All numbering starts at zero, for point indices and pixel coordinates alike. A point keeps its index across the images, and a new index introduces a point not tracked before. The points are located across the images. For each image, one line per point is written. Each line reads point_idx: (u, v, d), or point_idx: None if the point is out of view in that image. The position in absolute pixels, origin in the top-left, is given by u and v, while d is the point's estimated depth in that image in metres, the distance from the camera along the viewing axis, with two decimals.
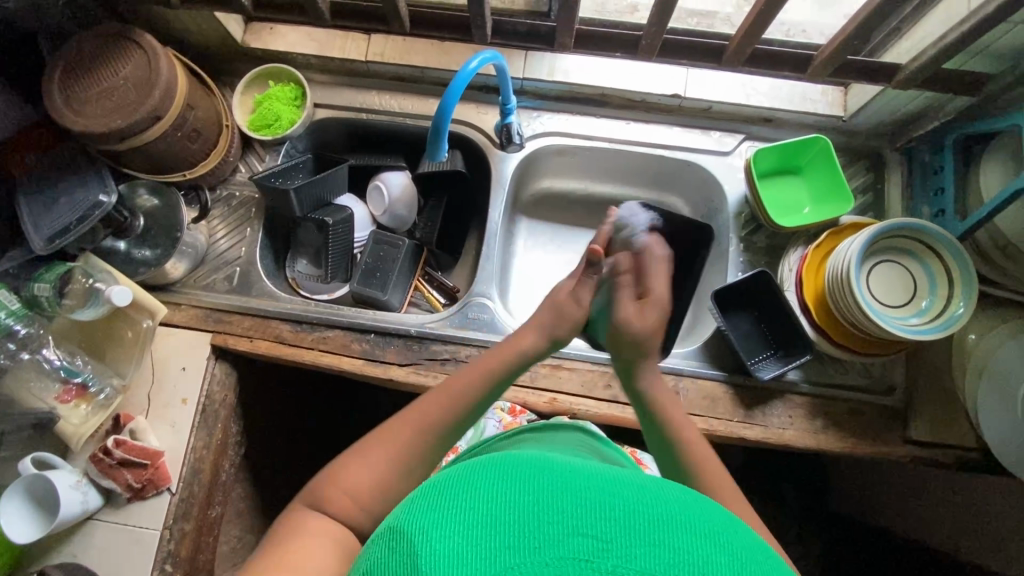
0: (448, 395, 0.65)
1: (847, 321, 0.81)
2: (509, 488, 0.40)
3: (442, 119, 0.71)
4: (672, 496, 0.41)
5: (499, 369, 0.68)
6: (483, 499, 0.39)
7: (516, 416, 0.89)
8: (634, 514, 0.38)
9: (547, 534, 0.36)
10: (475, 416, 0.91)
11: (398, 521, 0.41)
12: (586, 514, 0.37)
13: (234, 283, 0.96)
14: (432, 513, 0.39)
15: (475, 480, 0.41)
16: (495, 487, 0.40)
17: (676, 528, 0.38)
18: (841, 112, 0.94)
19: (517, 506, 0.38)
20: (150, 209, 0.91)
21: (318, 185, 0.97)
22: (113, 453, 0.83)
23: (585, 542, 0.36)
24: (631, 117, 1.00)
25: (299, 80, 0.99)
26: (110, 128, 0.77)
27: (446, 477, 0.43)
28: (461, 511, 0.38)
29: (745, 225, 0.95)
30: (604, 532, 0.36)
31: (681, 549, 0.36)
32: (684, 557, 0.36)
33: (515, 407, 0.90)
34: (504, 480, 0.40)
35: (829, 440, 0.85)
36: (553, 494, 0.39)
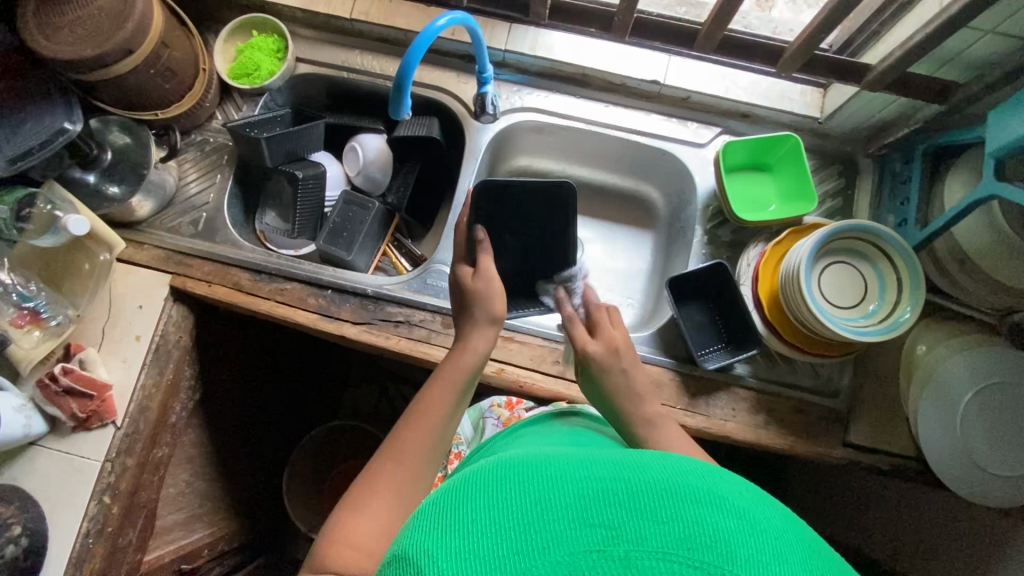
0: (423, 419, 0.67)
1: (797, 320, 0.81)
2: (510, 494, 0.40)
3: (405, 77, 0.70)
4: (672, 470, 0.41)
5: (458, 378, 0.71)
6: (490, 510, 0.39)
7: (511, 411, 0.91)
8: (638, 497, 0.38)
9: (555, 532, 0.37)
10: (472, 415, 0.92)
11: (407, 546, 0.41)
12: (591, 505, 0.38)
13: (199, 228, 0.97)
14: (437, 532, 0.39)
15: (476, 491, 0.41)
16: (496, 493, 0.40)
17: (682, 503, 0.38)
18: (818, 114, 0.94)
19: (519, 512, 0.38)
20: (121, 146, 0.92)
21: (291, 139, 0.98)
22: (60, 379, 0.84)
23: (595, 532, 0.36)
24: (610, 101, 1.00)
25: (282, 32, 0.99)
26: (79, 56, 0.77)
27: (448, 494, 0.43)
28: (468, 526, 0.39)
29: (711, 218, 0.96)
30: (611, 520, 0.37)
31: (690, 522, 0.37)
32: (698, 528, 0.36)
33: (511, 400, 0.93)
34: (505, 485, 0.41)
35: (769, 436, 0.86)
36: (555, 490, 0.39)
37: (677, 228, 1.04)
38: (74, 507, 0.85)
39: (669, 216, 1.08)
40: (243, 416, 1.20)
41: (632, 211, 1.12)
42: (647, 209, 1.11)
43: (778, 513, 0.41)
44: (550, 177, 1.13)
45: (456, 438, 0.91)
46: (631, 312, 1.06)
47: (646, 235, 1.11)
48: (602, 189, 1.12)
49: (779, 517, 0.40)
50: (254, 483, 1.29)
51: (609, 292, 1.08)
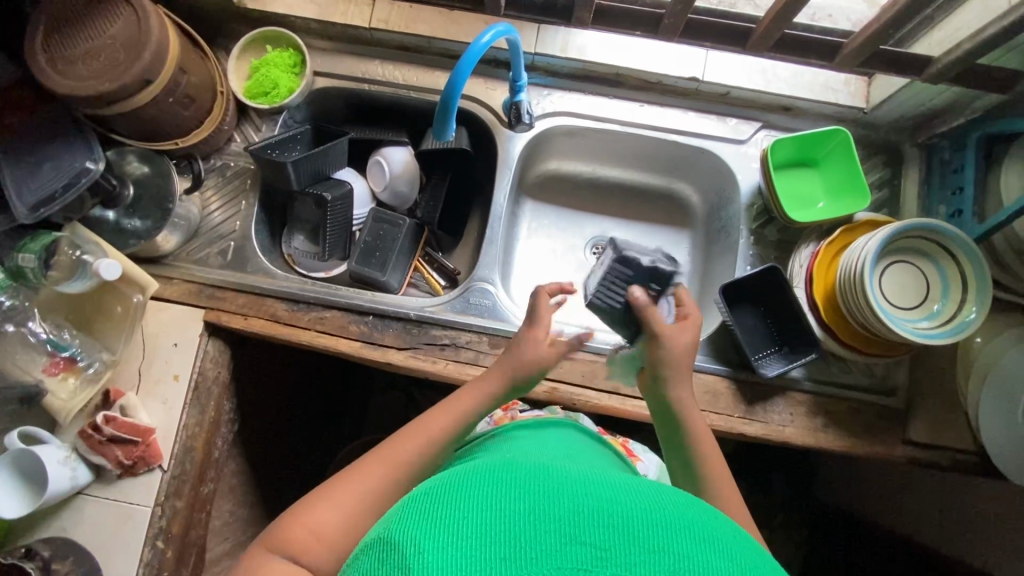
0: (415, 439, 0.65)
1: (856, 320, 0.80)
2: (504, 497, 0.39)
3: (451, 96, 0.67)
4: (669, 502, 0.41)
5: (463, 412, 0.68)
6: (478, 507, 0.39)
7: (507, 410, 0.85)
8: (633, 522, 0.38)
9: (543, 543, 0.36)
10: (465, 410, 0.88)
11: (384, 532, 0.39)
12: (583, 524, 0.38)
13: (228, 258, 0.93)
14: (427, 517, 0.38)
15: (472, 487, 0.41)
16: (488, 494, 0.40)
17: (676, 535, 0.38)
18: (863, 104, 0.91)
19: (512, 515, 0.38)
20: (141, 178, 0.87)
21: (316, 159, 0.94)
22: (104, 429, 0.81)
23: (584, 551, 0.36)
24: (645, 100, 0.96)
25: (299, 46, 0.94)
26: (96, 92, 0.72)
27: (438, 486, 0.42)
28: (454, 519, 0.37)
29: (756, 217, 0.93)
30: (602, 540, 0.37)
31: (679, 555, 0.37)
32: (687, 563, 0.37)
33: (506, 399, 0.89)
34: (500, 488, 0.40)
35: (829, 439, 0.85)
36: (548, 503, 0.39)
37: (717, 227, 1.02)
38: (129, 555, 0.84)
39: (706, 214, 1.05)
40: (279, 440, 1.18)
41: (667, 211, 1.09)
42: (682, 208, 1.08)
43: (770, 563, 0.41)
44: (580, 179, 1.10)
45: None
46: None
47: (682, 234, 1.08)
48: (635, 189, 1.09)
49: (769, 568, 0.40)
50: None
51: None
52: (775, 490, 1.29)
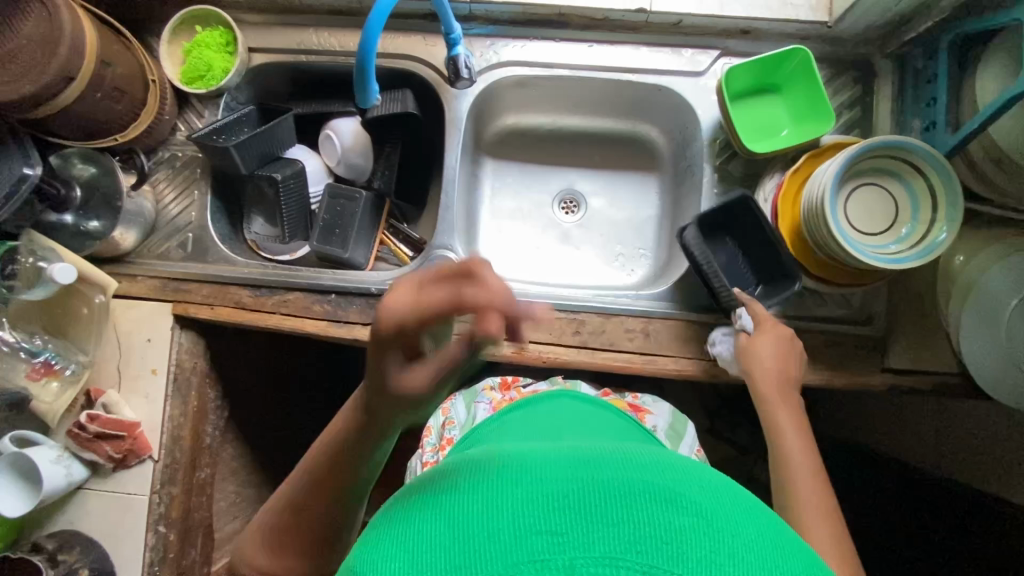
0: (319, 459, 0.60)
1: (823, 252, 0.76)
2: (455, 502, 0.36)
3: (365, 60, 0.64)
4: (628, 464, 0.37)
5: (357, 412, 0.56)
6: (427, 524, 0.35)
7: (505, 392, 0.90)
8: (586, 496, 0.34)
9: (494, 545, 0.32)
10: (466, 401, 0.90)
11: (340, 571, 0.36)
12: (535, 510, 0.34)
13: (188, 250, 0.93)
14: (379, 549, 0.35)
15: (419, 504, 0.38)
16: (441, 505, 0.36)
17: (636, 499, 0.34)
18: (827, 17, 0.84)
19: (461, 523, 0.34)
20: (88, 178, 0.87)
21: (262, 140, 0.92)
22: (89, 427, 0.85)
23: (540, 540, 0.32)
24: (593, 40, 0.90)
25: (228, 23, 0.90)
26: (19, 94, 0.71)
27: (394, 510, 0.39)
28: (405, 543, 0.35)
29: (719, 153, 0.89)
30: (558, 525, 0.33)
31: (643, 522, 0.33)
32: (652, 531, 0.32)
33: (504, 382, 0.92)
34: (451, 493, 0.37)
35: (805, 374, 0.84)
36: (498, 494, 0.35)
37: (684, 166, 0.98)
38: (134, 540, 0.88)
39: (674, 155, 1.01)
40: (275, 421, 1.22)
41: (634, 155, 1.05)
42: (649, 150, 1.04)
43: (757, 517, 0.37)
44: (540, 132, 1.06)
45: (450, 423, 0.88)
46: (645, 264, 1.02)
47: (651, 179, 1.05)
48: (598, 136, 1.06)
49: (754, 523, 0.35)
50: None
51: (620, 244, 1.04)
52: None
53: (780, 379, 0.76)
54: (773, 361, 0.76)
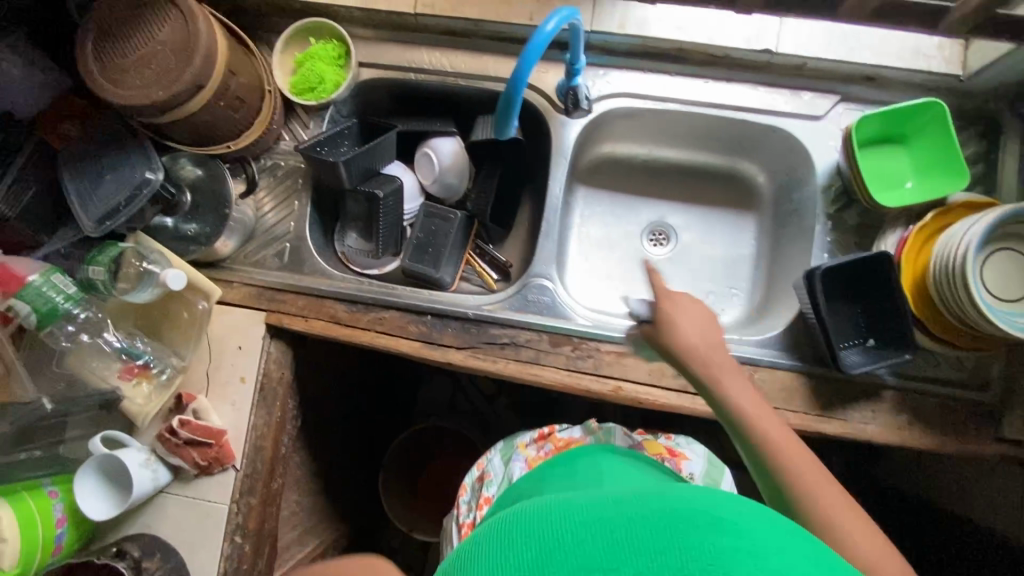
0: None
1: (953, 314, 0.73)
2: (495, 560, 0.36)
3: (513, 93, 0.64)
4: (664, 498, 0.37)
5: None
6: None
7: (541, 445, 0.86)
8: (622, 536, 0.34)
9: None
10: (503, 452, 0.88)
11: None
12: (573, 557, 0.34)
13: (284, 260, 0.93)
14: None
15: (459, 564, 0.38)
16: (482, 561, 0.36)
17: (670, 531, 0.34)
18: (960, 70, 0.82)
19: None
20: (198, 182, 0.87)
21: (367, 156, 0.91)
22: (179, 433, 0.83)
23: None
24: (709, 76, 0.89)
25: (342, 36, 0.90)
26: (151, 100, 0.71)
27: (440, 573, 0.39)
28: None
29: (835, 200, 0.86)
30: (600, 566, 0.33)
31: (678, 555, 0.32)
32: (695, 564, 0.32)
33: (538, 434, 0.88)
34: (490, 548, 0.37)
35: (915, 437, 0.81)
36: (541, 548, 0.35)
37: (787, 209, 0.96)
38: (211, 549, 0.87)
39: (775, 196, 0.99)
40: (338, 432, 1.21)
41: (731, 193, 1.03)
42: (747, 189, 1.02)
43: (808, 545, 0.35)
44: (634, 162, 1.05)
45: (485, 481, 0.85)
46: (737, 304, 1.00)
47: (747, 218, 1.02)
48: (695, 171, 1.04)
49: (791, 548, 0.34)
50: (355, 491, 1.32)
51: (711, 282, 1.02)
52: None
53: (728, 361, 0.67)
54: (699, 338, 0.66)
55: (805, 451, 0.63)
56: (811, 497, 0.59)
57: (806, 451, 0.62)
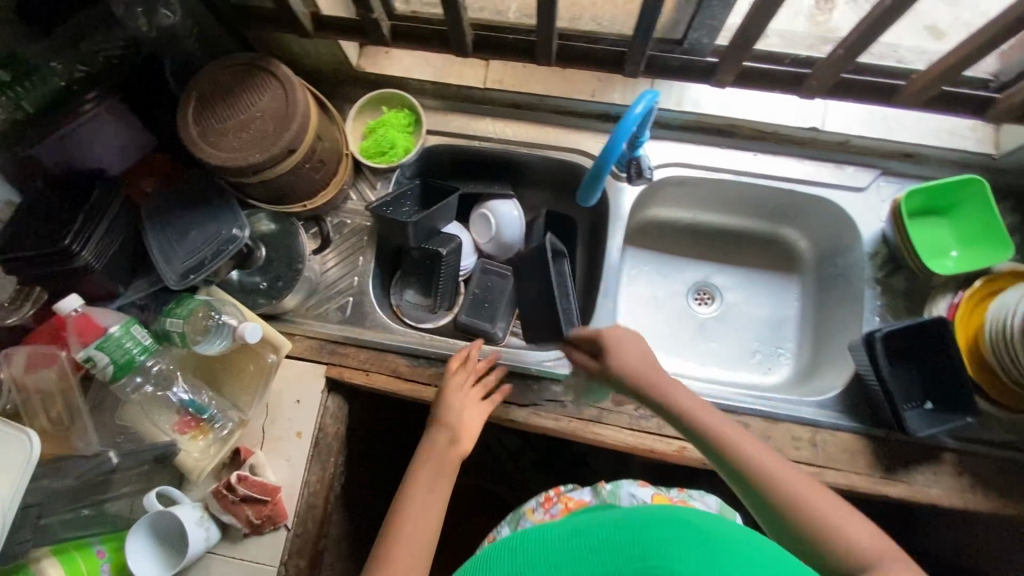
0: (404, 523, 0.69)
1: (1011, 378, 0.76)
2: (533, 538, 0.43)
3: (602, 166, 0.68)
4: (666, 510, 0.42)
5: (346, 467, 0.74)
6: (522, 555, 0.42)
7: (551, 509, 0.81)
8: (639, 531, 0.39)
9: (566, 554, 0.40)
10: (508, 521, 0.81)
11: None
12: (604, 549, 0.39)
13: (346, 314, 0.94)
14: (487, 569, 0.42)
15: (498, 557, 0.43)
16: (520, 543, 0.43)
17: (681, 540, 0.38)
18: (994, 149, 0.88)
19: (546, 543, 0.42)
20: (270, 238, 0.90)
21: (432, 216, 0.95)
22: (236, 489, 0.81)
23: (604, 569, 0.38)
24: (758, 149, 0.95)
25: (414, 105, 0.96)
26: (246, 162, 0.75)
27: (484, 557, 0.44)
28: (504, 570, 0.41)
29: (882, 267, 0.90)
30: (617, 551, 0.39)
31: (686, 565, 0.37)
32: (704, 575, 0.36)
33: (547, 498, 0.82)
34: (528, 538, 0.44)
35: (978, 501, 0.82)
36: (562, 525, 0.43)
37: (831, 274, 1.00)
38: None
39: (818, 260, 1.03)
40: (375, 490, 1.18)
41: (772, 256, 1.07)
42: (789, 253, 1.06)
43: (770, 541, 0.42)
44: (679, 226, 1.10)
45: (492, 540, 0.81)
46: (785, 365, 1.01)
47: (790, 281, 1.06)
48: (737, 235, 1.09)
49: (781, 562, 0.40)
50: None
51: (758, 342, 1.04)
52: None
53: (693, 401, 0.70)
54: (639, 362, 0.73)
55: (819, 496, 0.63)
56: (809, 520, 0.61)
57: (826, 493, 0.63)
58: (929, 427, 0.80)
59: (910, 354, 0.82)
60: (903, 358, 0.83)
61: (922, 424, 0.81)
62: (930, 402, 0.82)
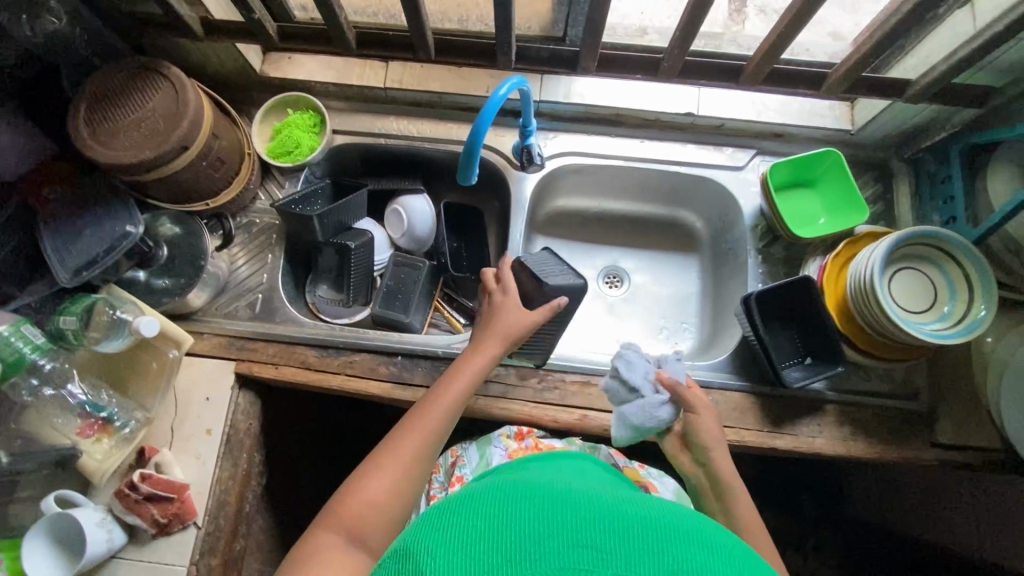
0: (421, 431, 0.68)
1: (871, 326, 0.82)
2: (515, 506, 0.42)
3: (474, 144, 0.72)
4: (658, 510, 0.43)
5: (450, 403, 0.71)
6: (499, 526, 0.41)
7: (522, 441, 0.87)
8: (627, 528, 0.40)
9: (546, 544, 0.39)
10: (480, 444, 0.89)
11: (405, 544, 0.42)
12: (593, 535, 0.39)
13: (256, 310, 0.96)
14: (451, 534, 0.41)
15: (457, 518, 0.42)
16: (492, 509, 0.42)
17: (671, 540, 0.40)
18: (849, 126, 0.97)
19: (516, 527, 0.40)
20: (175, 239, 0.92)
21: (340, 211, 0.99)
22: (139, 487, 0.81)
23: (584, 555, 0.38)
24: (644, 136, 1.02)
25: (318, 107, 1.00)
26: (137, 159, 0.77)
27: (460, 504, 0.44)
28: (476, 538, 0.40)
29: (761, 237, 0.98)
30: (602, 544, 0.39)
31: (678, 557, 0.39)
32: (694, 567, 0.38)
33: (521, 429, 0.89)
34: (513, 504, 0.43)
35: (859, 447, 0.87)
36: (552, 507, 0.42)
37: (724, 249, 1.07)
38: None
39: (712, 238, 1.10)
40: None
41: (673, 237, 1.14)
42: (688, 233, 1.13)
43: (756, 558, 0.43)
44: (587, 214, 1.15)
45: (461, 461, 0.88)
46: (689, 337, 1.07)
47: (690, 259, 1.13)
48: (641, 219, 1.15)
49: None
50: None
51: (664, 319, 1.10)
52: (800, 512, 1.29)
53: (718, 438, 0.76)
54: (701, 405, 0.77)
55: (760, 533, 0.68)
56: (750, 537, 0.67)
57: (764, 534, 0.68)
58: (808, 377, 0.85)
59: (786, 314, 0.89)
60: (781, 318, 0.90)
61: (804, 378, 0.86)
62: (810, 357, 0.89)
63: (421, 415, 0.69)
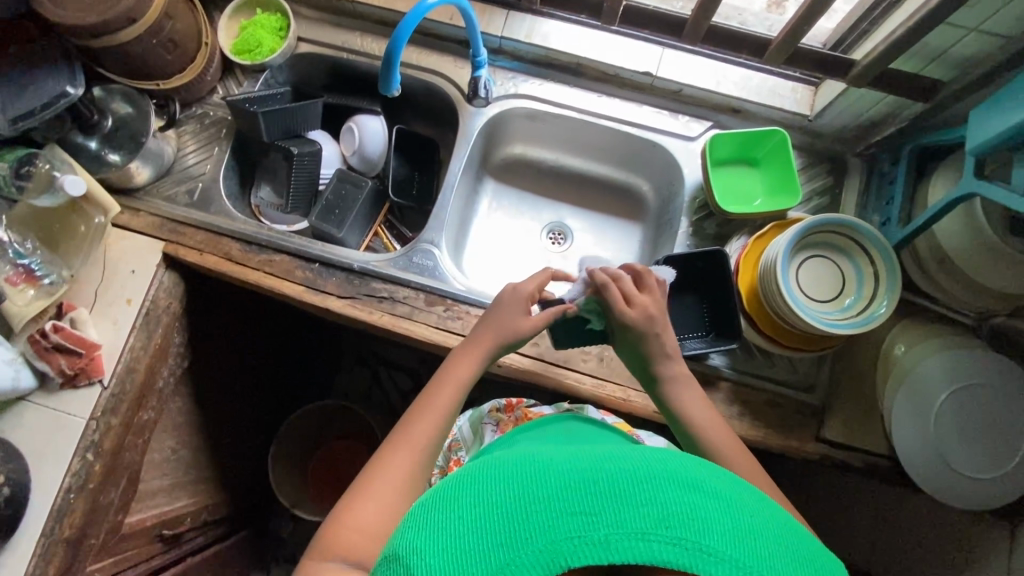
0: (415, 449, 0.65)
1: (770, 308, 0.81)
2: (497, 490, 0.40)
3: (393, 55, 0.72)
4: (644, 459, 0.41)
5: (439, 414, 0.68)
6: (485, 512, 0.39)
7: (512, 412, 0.85)
8: (616, 486, 0.38)
9: (535, 522, 0.37)
10: (472, 420, 0.87)
11: (395, 549, 0.41)
12: (576, 494, 0.38)
13: (194, 198, 0.99)
14: (432, 529, 0.40)
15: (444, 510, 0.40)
16: (478, 485, 0.41)
17: (661, 486, 0.38)
18: (808, 111, 0.94)
19: (499, 513, 0.38)
20: (125, 115, 0.95)
21: (289, 116, 1.00)
22: (50, 336, 0.86)
23: (575, 521, 0.37)
24: (602, 91, 1.01)
25: (284, 10, 1.01)
26: (83, 22, 0.79)
27: (441, 493, 0.43)
28: (454, 526, 0.39)
29: (697, 210, 0.96)
30: (590, 505, 0.37)
31: (665, 502, 0.37)
32: (689, 517, 0.37)
33: (511, 403, 0.87)
34: (491, 478, 0.41)
35: (744, 427, 0.86)
36: (534, 481, 0.39)
37: (665, 219, 1.05)
38: (58, 463, 0.87)
39: (658, 209, 1.09)
40: (229, 387, 1.22)
41: (623, 203, 1.13)
42: (638, 201, 1.12)
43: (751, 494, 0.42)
44: (543, 165, 1.15)
45: (456, 443, 0.85)
46: None
47: (635, 227, 1.12)
48: (595, 180, 1.14)
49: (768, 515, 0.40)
50: (240, 456, 1.31)
51: None
52: None
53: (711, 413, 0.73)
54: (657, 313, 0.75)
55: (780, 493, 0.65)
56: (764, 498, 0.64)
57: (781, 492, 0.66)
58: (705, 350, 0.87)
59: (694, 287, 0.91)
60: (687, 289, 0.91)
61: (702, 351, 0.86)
62: (712, 333, 0.90)
63: (411, 425, 0.67)
